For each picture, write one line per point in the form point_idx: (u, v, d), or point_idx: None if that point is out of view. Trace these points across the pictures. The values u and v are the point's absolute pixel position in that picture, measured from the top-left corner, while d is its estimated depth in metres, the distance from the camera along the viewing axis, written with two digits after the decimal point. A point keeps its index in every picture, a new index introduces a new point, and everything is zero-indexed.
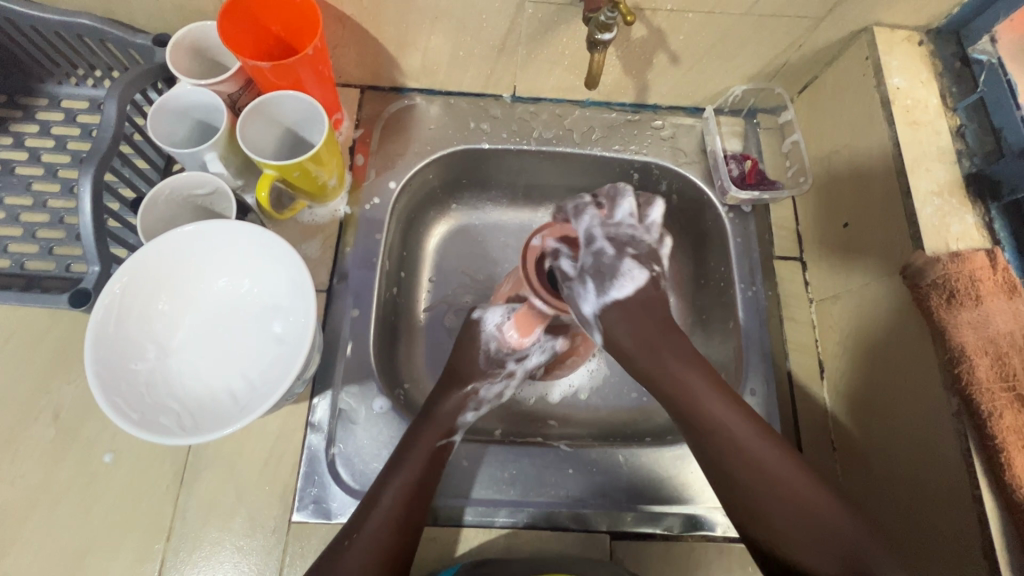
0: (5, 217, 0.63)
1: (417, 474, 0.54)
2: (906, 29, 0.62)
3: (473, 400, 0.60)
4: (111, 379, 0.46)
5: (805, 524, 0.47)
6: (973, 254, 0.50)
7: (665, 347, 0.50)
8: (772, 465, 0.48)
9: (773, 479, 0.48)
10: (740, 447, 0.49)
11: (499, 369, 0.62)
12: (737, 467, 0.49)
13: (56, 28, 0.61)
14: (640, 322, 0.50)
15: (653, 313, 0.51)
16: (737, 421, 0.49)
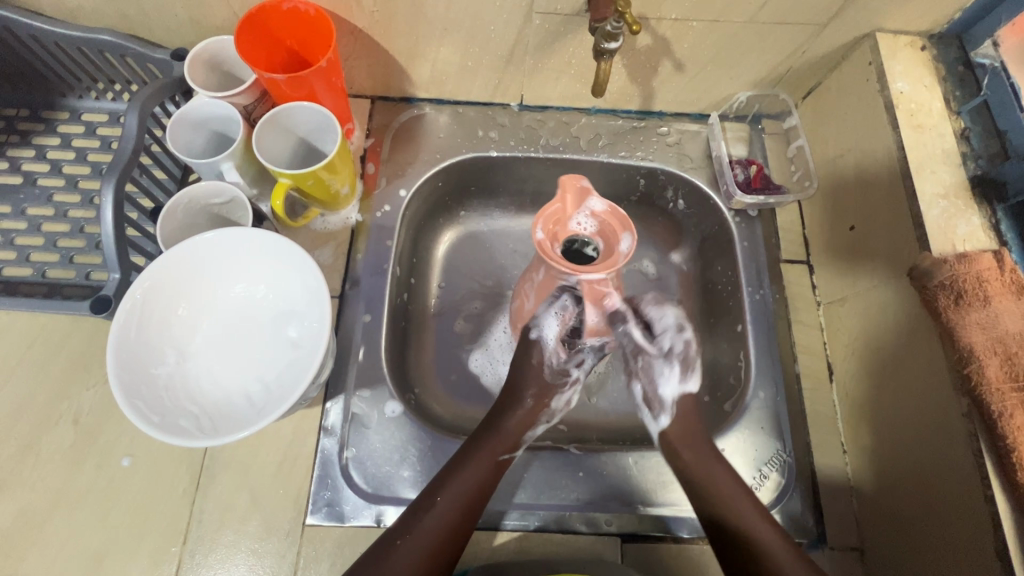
0: (27, 227, 0.65)
1: (477, 482, 0.55)
2: (908, 34, 0.63)
3: (544, 414, 0.62)
4: (132, 383, 0.47)
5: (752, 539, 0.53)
6: (980, 255, 0.51)
7: (692, 448, 0.57)
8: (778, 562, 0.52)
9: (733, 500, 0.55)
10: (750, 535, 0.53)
11: (564, 378, 0.64)
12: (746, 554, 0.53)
13: (78, 44, 0.63)
14: (681, 420, 0.60)
15: (688, 422, 0.60)
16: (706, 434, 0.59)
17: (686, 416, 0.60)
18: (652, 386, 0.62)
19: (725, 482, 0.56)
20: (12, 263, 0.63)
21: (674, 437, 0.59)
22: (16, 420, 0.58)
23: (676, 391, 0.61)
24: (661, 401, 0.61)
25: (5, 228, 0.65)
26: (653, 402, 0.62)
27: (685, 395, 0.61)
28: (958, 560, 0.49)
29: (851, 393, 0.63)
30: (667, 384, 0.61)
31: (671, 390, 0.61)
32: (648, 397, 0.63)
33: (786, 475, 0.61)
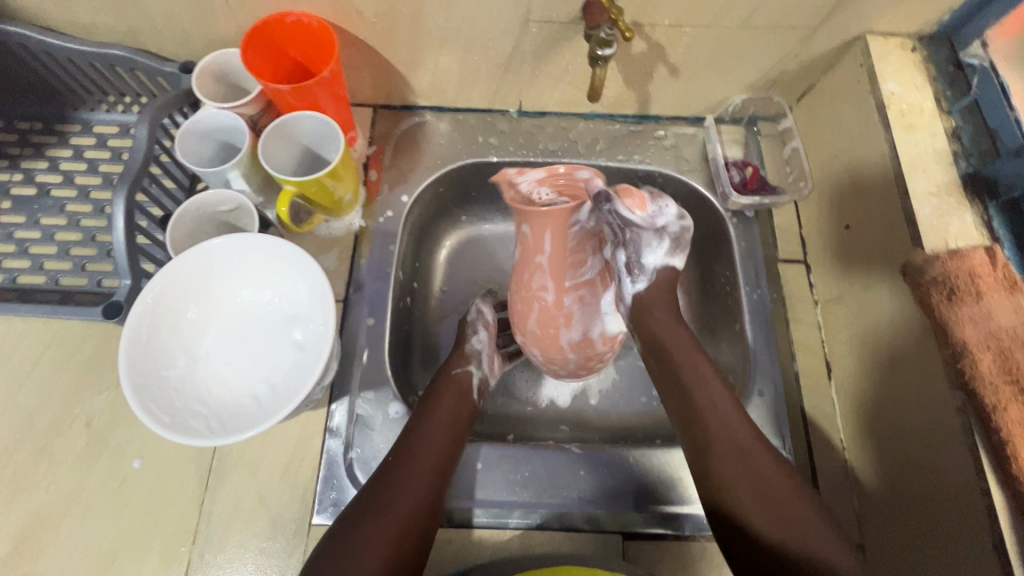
0: (41, 236, 0.67)
1: (444, 451, 0.55)
2: (899, 36, 0.64)
3: (473, 355, 0.66)
4: (143, 385, 0.48)
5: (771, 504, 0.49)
6: (972, 251, 0.51)
7: (694, 367, 0.56)
8: (775, 486, 0.50)
9: (747, 458, 0.51)
10: (741, 464, 0.51)
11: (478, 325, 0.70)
12: (737, 480, 0.50)
13: (90, 59, 0.65)
14: (671, 331, 0.58)
15: (687, 344, 0.58)
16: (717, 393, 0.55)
17: (661, 285, 0.61)
18: (635, 250, 0.60)
19: (729, 411, 0.54)
20: (26, 271, 0.65)
21: (655, 331, 0.59)
22: (31, 424, 0.59)
23: (666, 257, 0.61)
24: (644, 266, 0.60)
25: (20, 238, 0.67)
26: (634, 268, 0.61)
27: (668, 268, 0.61)
28: (955, 555, 0.50)
29: (849, 391, 0.64)
30: (653, 251, 0.60)
31: (657, 254, 0.60)
32: (627, 263, 0.60)
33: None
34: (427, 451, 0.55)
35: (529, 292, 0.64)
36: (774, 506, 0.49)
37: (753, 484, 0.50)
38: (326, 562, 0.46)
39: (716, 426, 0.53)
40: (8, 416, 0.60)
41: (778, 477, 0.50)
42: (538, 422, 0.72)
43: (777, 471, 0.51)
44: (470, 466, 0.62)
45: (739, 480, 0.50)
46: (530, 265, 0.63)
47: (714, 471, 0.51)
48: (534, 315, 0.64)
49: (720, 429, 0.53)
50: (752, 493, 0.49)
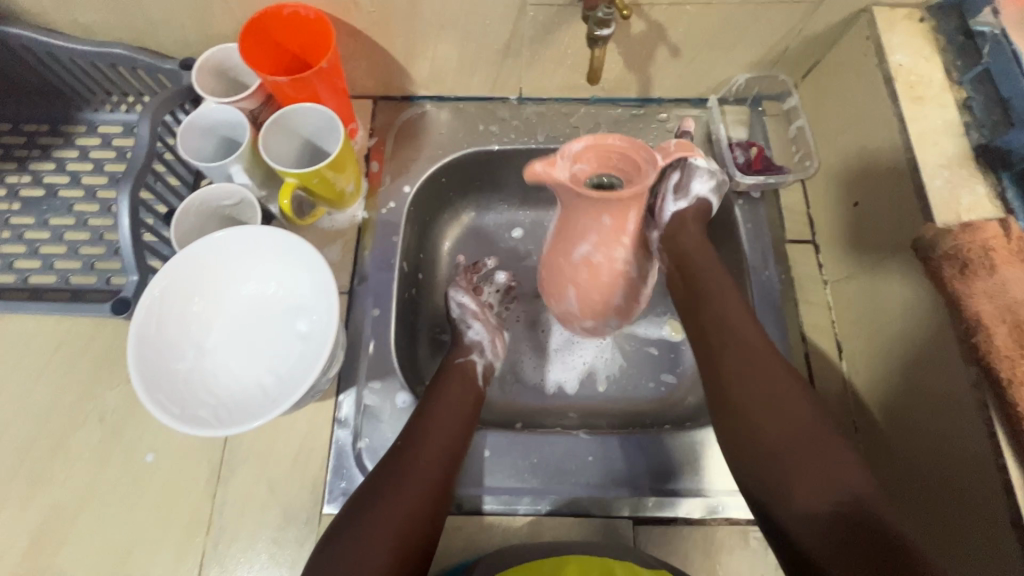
0: (51, 236, 0.68)
1: (455, 437, 0.56)
2: (906, 7, 0.62)
3: (474, 346, 0.66)
4: (153, 377, 0.49)
5: (799, 441, 0.48)
6: (984, 224, 0.50)
7: (714, 277, 0.58)
8: (807, 425, 0.49)
9: (779, 396, 0.50)
10: (753, 371, 0.52)
11: (464, 321, 0.69)
12: (752, 388, 0.51)
13: (92, 58, 0.66)
14: (708, 265, 0.59)
15: (707, 255, 0.60)
16: (750, 331, 0.54)
17: (701, 213, 0.63)
18: (685, 175, 0.63)
19: (759, 344, 0.53)
20: (37, 271, 0.66)
21: (686, 245, 0.60)
22: (46, 420, 0.61)
23: (709, 189, 0.63)
24: (689, 191, 0.63)
25: (30, 238, 0.68)
26: (680, 188, 0.64)
27: (708, 201, 0.64)
28: (974, 535, 0.49)
29: (862, 371, 0.63)
30: (699, 180, 0.63)
31: (705, 185, 0.63)
32: (675, 185, 0.64)
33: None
34: (436, 440, 0.55)
35: (616, 276, 0.59)
36: (781, 412, 0.50)
37: (763, 390, 0.51)
38: (337, 549, 0.47)
39: (732, 332, 0.54)
40: (24, 413, 0.61)
41: (791, 389, 0.51)
42: (545, 410, 0.71)
43: (787, 380, 0.51)
44: (479, 453, 0.62)
45: (755, 391, 0.51)
46: (616, 250, 0.57)
47: (737, 401, 0.51)
48: (620, 289, 0.61)
49: (738, 340, 0.53)
50: (761, 399, 0.50)
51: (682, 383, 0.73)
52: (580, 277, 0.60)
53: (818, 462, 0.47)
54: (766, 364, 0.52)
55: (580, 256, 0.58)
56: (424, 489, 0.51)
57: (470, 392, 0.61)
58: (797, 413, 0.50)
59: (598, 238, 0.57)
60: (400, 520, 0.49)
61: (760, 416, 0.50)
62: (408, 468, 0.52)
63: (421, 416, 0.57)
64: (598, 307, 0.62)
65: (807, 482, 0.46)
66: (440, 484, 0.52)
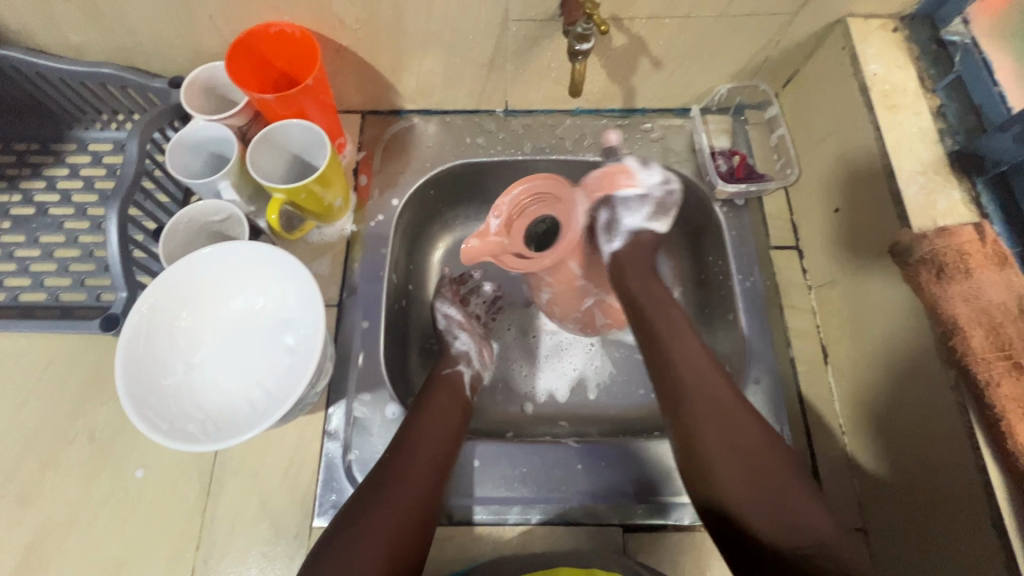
0: (41, 254, 0.68)
1: (443, 449, 0.56)
2: (880, 17, 0.64)
3: (461, 356, 0.67)
4: (141, 392, 0.49)
5: (762, 484, 0.49)
6: (960, 228, 0.51)
7: (671, 318, 0.60)
8: (768, 468, 0.49)
9: (739, 438, 0.51)
10: (711, 414, 0.52)
11: (450, 333, 0.69)
12: (711, 433, 0.51)
13: (82, 78, 0.67)
14: (665, 309, 0.61)
15: (661, 300, 0.62)
16: (708, 372, 0.55)
17: (640, 245, 0.68)
18: (613, 212, 0.69)
19: (718, 385, 0.54)
20: (27, 289, 0.66)
21: (634, 290, 0.63)
22: (36, 437, 0.61)
23: (643, 219, 0.69)
24: (621, 225, 0.69)
25: (20, 256, 0.68)
26: (609, 229, 0.69)
27: (649, 231, 0.69)
28: (958, 538, 0.49)
29: (847, 375, 0.63)
30: (630, 215, 0.69)
31: (637, 217, 0.69)
32: (606, 223, 0.70)
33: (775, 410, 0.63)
34: (424, 452, 0.55)
35: (583, 310, 0.71)
36: (739, 453, 0.50)
37: (722, 435, 0.51)
38: (324, 562, 0.47)
39: (692, 374, 0.55)
40: (14, 431, 0.61)
41: (750, 431, 0.51)
42: (535, 419, 0.72)
43: (744, 425, 0.52)
44: (468, 464, 0.62)
45: (713, 433, 0.51)
46: (575, 290, 0.69)
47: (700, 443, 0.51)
48: (595, 313, 0.72)
49: (695, 384, 0.54)
50: (721, 443, 0.51)
51: None
52: (556, 312, 0.72)
53: (782, 509, 0.47)
54: (722, 409, 0.53)
55: (546, 298, 0.70)
56: (412, 501, 0.51)
57: (456, 404, 0.61)
58: (758, 456, 0.50)
59: (552, 286, 0.68)
60: (388, 532, 0.49)
61: (721, 460, 0.50)
62: (396, 481, 0.52)
63: (408, 429, 0.57)
64: (576, 326, 0.74)
65: (775, 525, 0.46)
66: (427, 494, 0.53)
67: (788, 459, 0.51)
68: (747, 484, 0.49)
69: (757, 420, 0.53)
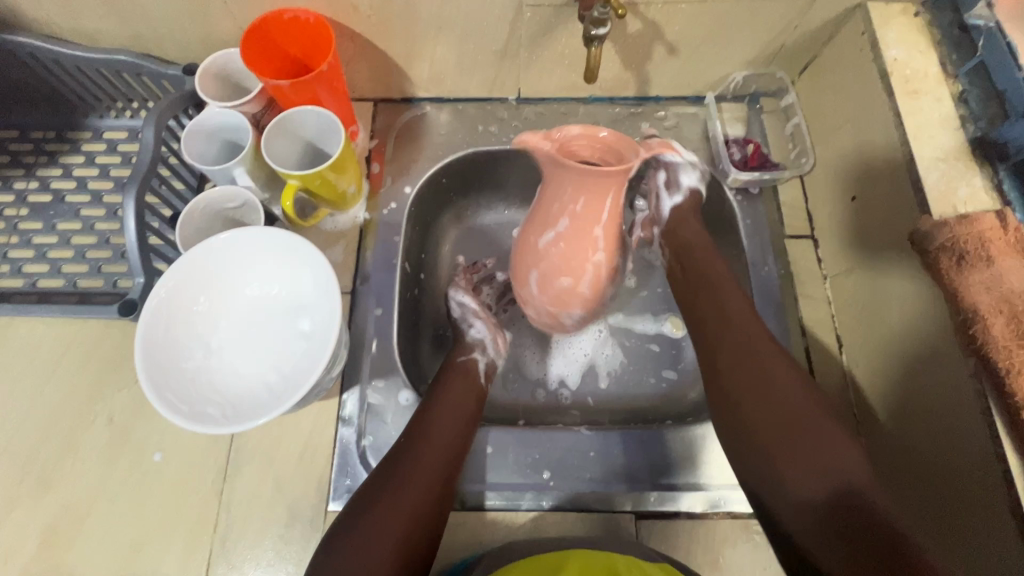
0: (58, 241, 0.69)
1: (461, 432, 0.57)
2: (901, 2, 0.62)
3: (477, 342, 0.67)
4: (161, 376, 0.50)
5: (791, 429, 0.50)
6: (981, 216, 0.50)
7: (715, 272, 0.61)
8: (798, 411, 0.50)
9: (771, 382, 0.52)
10: (756, 367, 0.53)
11: (465, 320, 0.69)
12: (754, 384, 0.52)
13: (97, 65, 0.67)
14: (709, 259, 0.62)
15: (711, 255, 0.63)
16: (748, 323, 0.56)
17: (693, 205, 0.68)
18: (671, 173, 0.68)
19: (758, 334, 0.55)
20: (46, 275, 0.67)
21: (686, 237, 0.65)
22: (55, 421, 0.62)
23: (696, 180, 0.68)
24: (680, 184, 0.68)
25: (38, 243, 0.69)
26: (670, 185, 0.69)
27: (696, 191, 0.68)
28: (975, 525, 0.49)
29: (862, 365, 0.63)
30: (686, 175, 0.68)
31: (692, 177, 0.68)
32: (664, 183, 0.69)
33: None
34: (438, 437, 0.55)
35: (567, 290, 0.62)
36: (770, 398, 0.51)
37: (756, 380, 0.52)
38: (344, 538, 0.48)
39: (731, 322, 0.56)
40: (33, 415, 0.62)
41: (787, 377, 0.52)
42: (548, 408, 0.72)
43: (786, 373, 0.53)
44: (481, 450, 0.62)
45: (755, 385, 0.52)
46: (586, 239, 0.58)
47: (734, 389, 0.53)
48: (586, 280, 0.61)
49: (740, 340, 0.55)
50: (754, 384, 0.52)
51: (683, 379, 0.73)
52: (545, 265, 0.61)
53: (809, 450, 0.48)
54: (768, 361, 0.53)
55: (551, 245, 0.59)
56: (427, 485, 0.52)
57: (469, 385, 0.62)
58: (793, 402, 0.51)
59: (567, 226, 0.58)
60: (405, 513, 0.49)
61: (760, 411, 0.51)
62: (411, 465, 0.53)
63: (423, 414, 0.57)
64: (556, 305, 0.63)
65: (797, 463, 0.48)
66: (442, 478, 0.53)
67: (826, 405, 0.51)
68: (778, 427, 0.50)
69: (794, 367, 0.54)
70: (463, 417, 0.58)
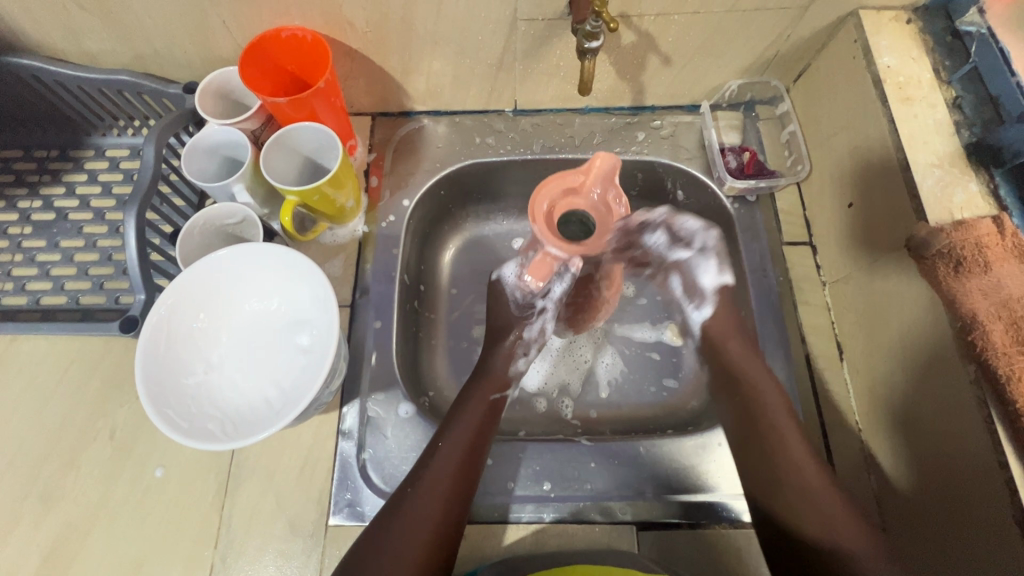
0: (61, 259, 0.70)
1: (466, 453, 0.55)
2: (893, 9, 0.63)
3: (522, 345, 0.68)
4: (162, 394, 0.50)
5: (823, 522, 0.51)
6: (979, 222, 0.51)
7: (744, 354, 0.62)
8: (829, 509, 0.52)
9: (801, 476, 0.54)
10: (788, 477, 0.54)
11: (531, 310, 0.70)
12: (778, 465, 0.55)
13: (99, 85, 0.68)
14: (730, 338, 0.63)
15: (728, 332, 0.64)
16: (778, 410, 0.58)
17: (726, 297, 0.66)
18: (690, 275, 0.68)
19: (787, 424, 0.57)
20: (49, 293, 0.68)
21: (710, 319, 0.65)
22: (58, 438, 0.62)
23: (717, 275, 0.66)
24: (704, 292, 0.67)
25: (41, 261, 0.70)
26: (694, 296, 0.68)
27: (722, 284, 0.66)
28: (968, 553, 0.49)
29: (862, 372, 0.63)
30: (706, 275, 0.67)
31: (713, 276, 0.66)
32: (690, 292, 0.68)
33: None
34: (445, 466, 0.54)
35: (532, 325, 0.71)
36: (802, 493, 0.53)
37: (788, 475, 0.54)
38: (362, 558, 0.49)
39: (759, 411, 0.58)
40: (35, 432, 0.62)
41: (814, 472, 0.54)
42: (548, 418, 0.72)
43: (813, 467, 0.54)
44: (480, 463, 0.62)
45: (792, 496, 0.53)
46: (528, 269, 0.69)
47: (766, 482, 0.55)
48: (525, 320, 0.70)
49: (770, 427, 0.57)
50: (787, 478, 0.54)
51: (684, 387, 0.73)
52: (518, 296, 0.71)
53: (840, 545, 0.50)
54: (800, 473, 0.54)
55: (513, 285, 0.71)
56: (431, 516, 0.51)
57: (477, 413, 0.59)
58: (821, 498, 0.53)
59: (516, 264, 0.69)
60: (409, 547, 0.49)
61: (787, 490, 0.54)
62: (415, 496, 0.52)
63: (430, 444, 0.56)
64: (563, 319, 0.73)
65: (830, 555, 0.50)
66: (444, 517, 0.51)
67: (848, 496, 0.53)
68: (810, 519, 0.52)
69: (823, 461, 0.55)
70: (470, 447, 0.56)
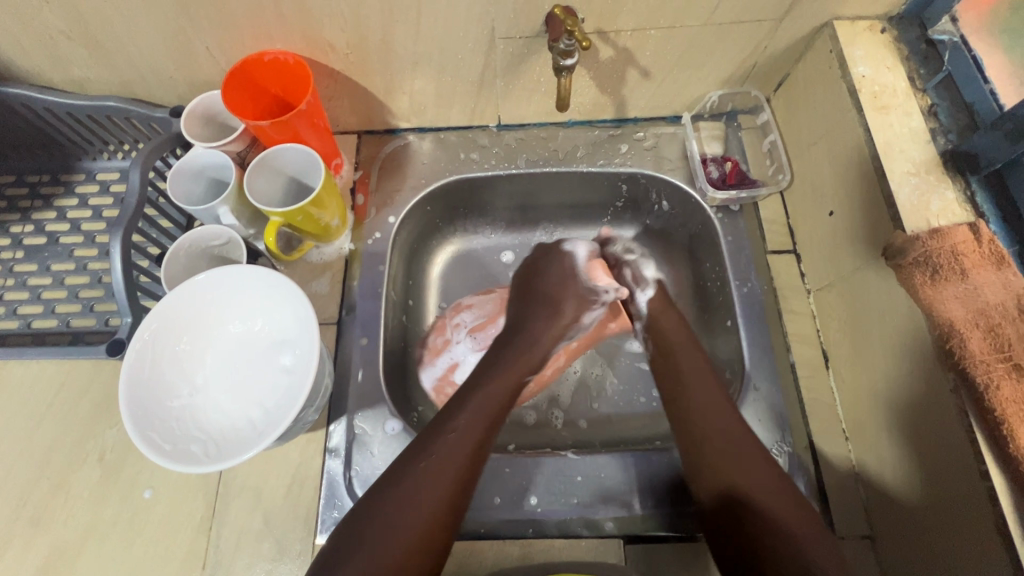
0: (52, 282, 0.71)
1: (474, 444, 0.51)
2: (867, 18, 0.63)
3: (574, 329, 0.65)
4: (146, 416, 0.50)
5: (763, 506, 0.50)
6: (954, 228, 0.51)
7: (677, 338, 0.63)
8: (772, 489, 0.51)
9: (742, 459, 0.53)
10: (726, 450, 0.54)
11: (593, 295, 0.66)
12: (716, 445, 0.54)
13: (87, 111, 0.69)
14: (676, 328, 0.64)
15: (676, 322, 0.65)
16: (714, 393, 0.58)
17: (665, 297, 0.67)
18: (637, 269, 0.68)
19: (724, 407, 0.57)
20: (40, 316, 0.68)
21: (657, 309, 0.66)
22: (49, 461, 0.62)
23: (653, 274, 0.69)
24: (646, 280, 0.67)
25: (32, 284, 0.70)
26: (639, 281, 0.67)
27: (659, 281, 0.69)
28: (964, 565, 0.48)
29: (848, 380, 0.63)
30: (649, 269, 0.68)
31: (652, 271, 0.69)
32: (634, 277, 0.68)
33: (790, 464, 0.61)
34: (451, 455, 0.50)
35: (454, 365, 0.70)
36: (744, 476, 0.52)
37: (726, 458, 0.53)
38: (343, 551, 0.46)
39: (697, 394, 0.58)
40: (26, 455, 0.63)
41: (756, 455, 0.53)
42: (536, 431, 0.72)
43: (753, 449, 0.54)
44: None
45: (735, 479, 0.52)
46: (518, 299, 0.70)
47: (709, 467, 0.53)
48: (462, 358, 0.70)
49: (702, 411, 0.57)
50: (723, 460, 0.53)
51: None
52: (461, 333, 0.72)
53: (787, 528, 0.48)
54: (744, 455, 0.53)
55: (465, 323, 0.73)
56: (414, 526, 0.47)
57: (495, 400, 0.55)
58: (762, 480, 0.52)
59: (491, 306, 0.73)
60: (390, 544, 0.46)
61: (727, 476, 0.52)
62: (407, 489, 0.48)
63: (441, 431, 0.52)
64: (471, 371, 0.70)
65: (779, 539, 0.48)
66: (438, 512, 0.48)
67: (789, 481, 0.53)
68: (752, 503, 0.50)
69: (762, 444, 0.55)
70: (482, 437, 0.53)
